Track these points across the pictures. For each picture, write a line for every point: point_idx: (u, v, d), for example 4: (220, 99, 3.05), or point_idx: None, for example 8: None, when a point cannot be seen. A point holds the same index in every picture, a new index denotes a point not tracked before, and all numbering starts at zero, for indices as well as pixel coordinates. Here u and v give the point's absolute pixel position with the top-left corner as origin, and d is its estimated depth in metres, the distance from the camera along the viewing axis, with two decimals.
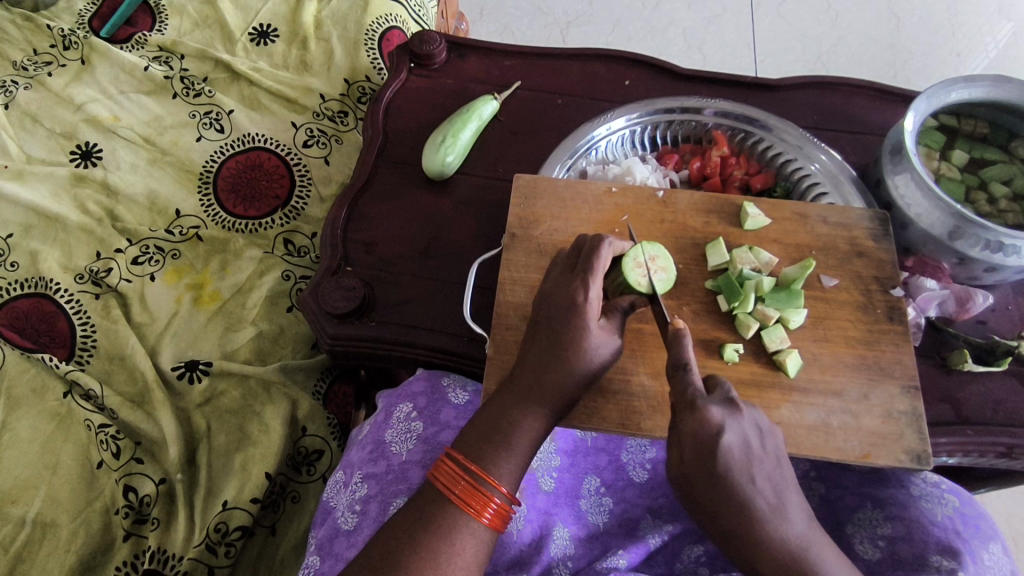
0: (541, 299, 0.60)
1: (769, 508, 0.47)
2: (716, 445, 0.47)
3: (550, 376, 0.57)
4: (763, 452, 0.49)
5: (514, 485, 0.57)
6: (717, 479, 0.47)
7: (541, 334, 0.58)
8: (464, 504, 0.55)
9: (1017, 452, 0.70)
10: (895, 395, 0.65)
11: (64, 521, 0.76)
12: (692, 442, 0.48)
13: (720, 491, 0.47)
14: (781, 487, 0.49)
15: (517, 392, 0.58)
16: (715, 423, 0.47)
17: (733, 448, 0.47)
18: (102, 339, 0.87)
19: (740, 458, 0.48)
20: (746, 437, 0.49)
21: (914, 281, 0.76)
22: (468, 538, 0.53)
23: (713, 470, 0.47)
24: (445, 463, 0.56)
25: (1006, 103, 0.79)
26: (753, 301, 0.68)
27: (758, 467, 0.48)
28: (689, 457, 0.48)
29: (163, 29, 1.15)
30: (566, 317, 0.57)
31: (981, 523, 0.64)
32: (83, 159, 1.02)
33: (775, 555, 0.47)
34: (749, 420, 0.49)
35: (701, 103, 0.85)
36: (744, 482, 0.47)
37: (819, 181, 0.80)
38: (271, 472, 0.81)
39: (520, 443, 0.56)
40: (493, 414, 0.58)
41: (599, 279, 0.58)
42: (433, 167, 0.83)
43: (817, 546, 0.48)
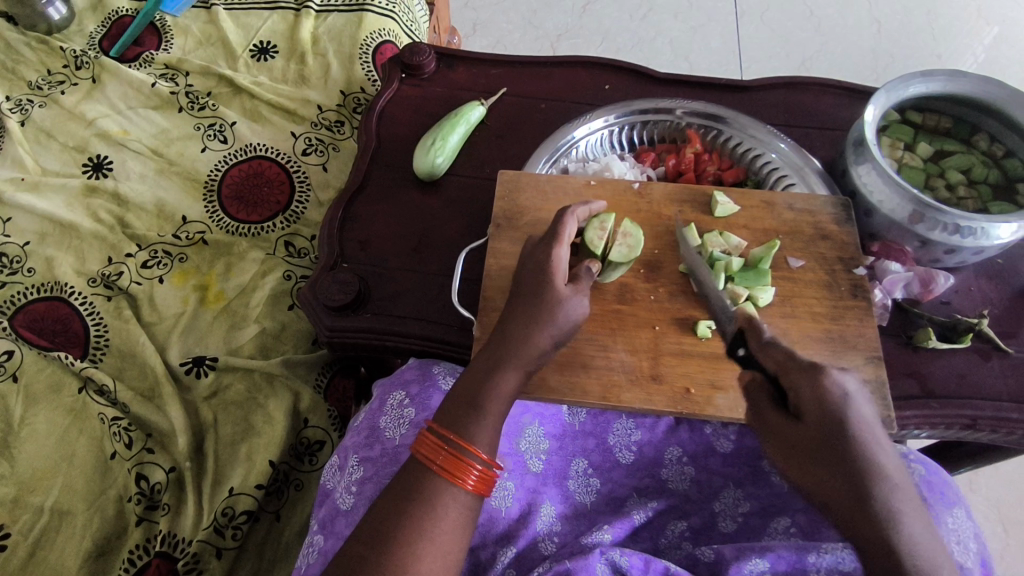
0: (520, 267, 0.67)
1: (897, 483, 0.50)
2: (840, 405, 0.52)
3: (521, 330, 0.62)
4: (880, 431, 0.53)
5: (492, 451, 0.60)
6: (847, 438, 0.51)
7: (516, 296, 0.65)
8: (447, 474, 0.57)
9: (981, 423, 0.73)
10: (859, 365, 0.69)
11: (80, 509, 0.81)
12: (814, 406, 0.53)
13: (852, 454, 0.50)
14: (902, 474, 0.51)
15: (490, 351, 0.62)
16: (840, 387, 0.53)
17: (857, 414, 0.52)
18: (114, 337, 0.92)
19: (865, 428, 0.52)
20: (864, 411, 0.53)
21: (880, 265, 0.80)
22: (451, 505, 0.56)
23: (834, 417, 0.52)
24: (426, 438, 0.59)
25: (964, 95, 0.84)
26: (724, 280, 0.72)
27: (882, 445, 0.52)
28: (813, 423, 0.53)
29: (169, 48, 1.22)
30: (538, 274, 0.64)
31: (945, 489, 0.68)
32: (94, 170, 1.07)
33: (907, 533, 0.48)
34: (866, 395, 0.55)
35: (671, 104, 0.90)
36: (872, 451, 0.51)
37: (786, 172, 0.86)
38: (275, 459, 0.86)
39: (493, 402, 0.60)
40: (472, 375, 0.62)
41: (565, 242, 0.67)
42: (423, 168, 0.89)
43: (931, 536, 0.48)
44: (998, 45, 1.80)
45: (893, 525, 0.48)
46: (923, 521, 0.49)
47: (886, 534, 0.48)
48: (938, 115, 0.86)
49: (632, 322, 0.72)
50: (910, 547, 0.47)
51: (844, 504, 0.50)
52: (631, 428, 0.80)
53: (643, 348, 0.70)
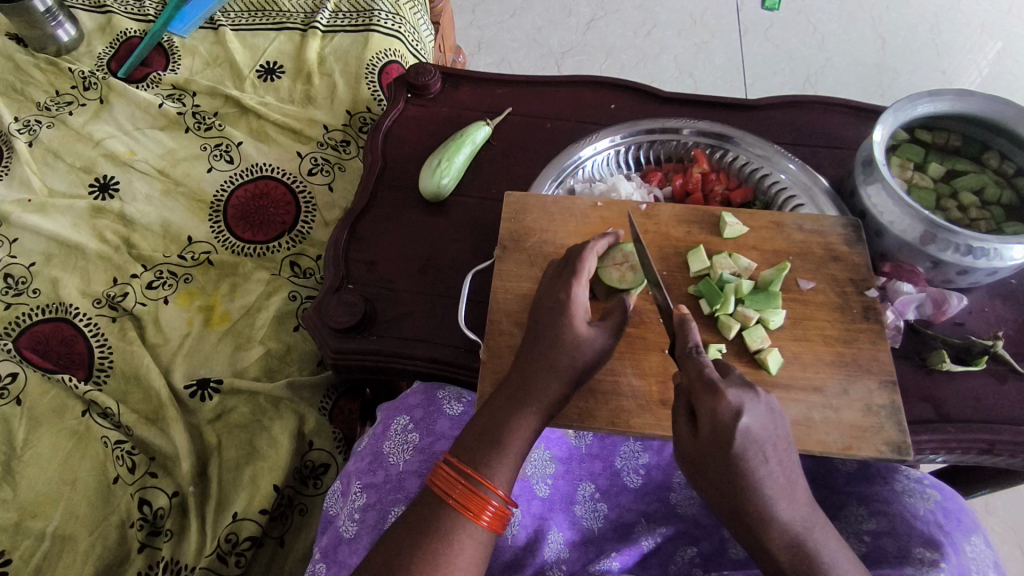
0: (536, 302, 0.65)
1: (778, 489, 0.52)
2: (734, 428, 0.51)
3: (541, 372, 0.61)
4: (776, 436, 0.53)
5: (509, 486, 0.59)
6: (732, 460, 0.51)
7: (533, 336, 0.63)
8: (463, 507, 0.57)
9: (998, 447, 0.72)
10: (874, 390, 0.68)
11: (82, 535, 0.80)
12: (708, 422, 0.52)
13: (732, 474, 0.51)
14: (787, 472, 0.53)
15: (511, 392, 0.61)
16: (733, 406, 0.51)
17: (751, 431, 0.51)
18: (118, 359, 0.92)
19: (755, 443, 0.51)
20: (763, 422, 0.52)
21: (892, 286, 0.79)
22: (467, 540, 0.56)
23: (730, 451, 0.51)
24: (442, 469, 0.59)
25: (973, 114, 0.83)
26: (734, 303, 0.71)
27: (771, 451, 0.52)
28: (705, 439, 0.52)
29: (177, 68, 1.23)
30: (555, 315, 0.62)
31: (962, 517, 0.66)
32: (100, 191, 1.07)
33: (781, 537, 0.51)
34: (767, 409, 0.53)
35: (678, 124, 0.90)
36: (758, 466, 0.51)
37: (794, 193, 0.85)
38: (279, 484, 0.84)
39: (513, 442, 0.59)
40: (490, 414, 0.61)
41: (585, 280, 0.64)
42: (429, 189, 0.88)
43: (816, 529, 0.52)
44: (1003, 60, 1.80)
45: (768, 533, 0.51)
46: (803, 511, 0.52)
47: (765, 535, 0.52)
48: (948, 134, 0.85)
49: (641, 346, 0.71)
50: (784, 547, 0.51)
51: (725, 507, 0.53)
52: (638, 451, 0.79)
53: (653, 372, 0.69)
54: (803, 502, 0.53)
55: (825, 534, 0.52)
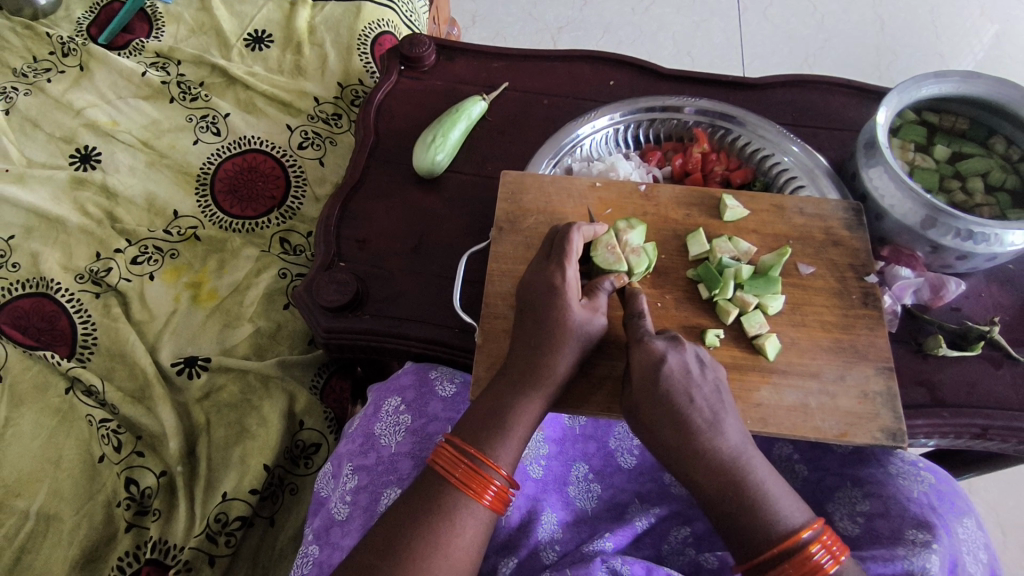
0: (523, 285, 0.63)
1: (706, 424, 0.54)
2: (660, 368, 0.56)
3: (542, 354, 0.60)
4: (702, 379, 0.56)
5: (512, 467, 0.58)
6: (659, 397, 0.55)
7: (529, 317, 0.61)
8: (465, 487, 0.56)
9: (990, 433, 0.72)
10: (870, 376, 0.67)
11: (67, 514, 0.78)
12: (639, 368, 0.57)
13: (661, 408, 0.55)
14: (717, 407, 0.55)
15: (512, 376, 0.60)
16: (658, 351, 0.56)
17: (675, 372, 0.56)
18: (103, 336, 0.89)
19: (681, 380, 0.55)
20: (687, 364, 0.57)
21: (890, 270, 0.78)
22: (468, 519, 0.55)
23: (655, 389, 0.55)
24: (444, 449, 0.58)
25: (977, 96, 0.83)
26: (733, 288, 0.70)
27: (698, 390, 0.55)
28: (637, 384, 0.57)
29: (160, 35, 1.18)
30: (549, 300, 0.60)
31: (956, 500, 0.67)
32: (82, 162, 1.04)
33: (711, 465, 0.53)
34: (697, 359, 0.57)
35: (681, 102, 0.88)
36: (683, 402, 0.55)
37: (795, 175, 0.83)
38: (269, 463, 0.83)
39: (518, 426, 0.58)
40: (492, 401, 0.60)
41: (574, 261, 0.63)
42: (425, 166, 0.86)
43: (750, 458, 0.54)
44: (1000, 44, 1.78)
45: (702, 458, 0.53)
46: (735, 441, 0.54)
47: (698, 468, 0.54)
48: (954, 117, 0.84)
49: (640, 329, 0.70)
50: (714, 476, 0.53)
51: (662, 446, 0.55)
52: (632, 432, 0.79)
53: None
54: (739, 439, 0.55)
55: (760, 462, 0.54)
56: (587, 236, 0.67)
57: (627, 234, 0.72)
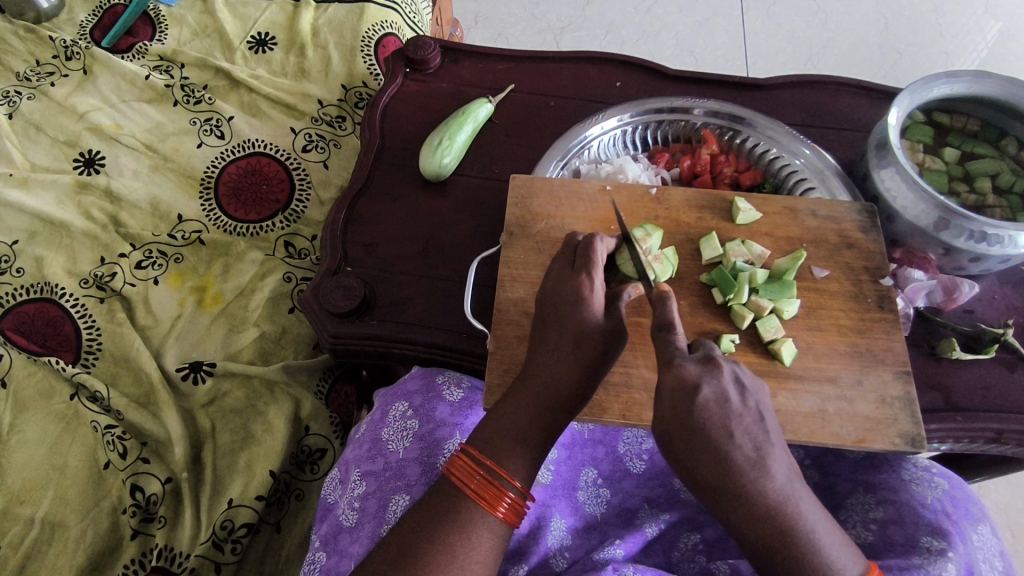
0: (544, 293, 0.63)
1: (750, 467, 0.45)
2: (693, 400, 0.46)
3: (564, 365, 0.58)
4: (744, 408, 0.47)
5: (527, 479, 0.57)
6: (693, 433, 0.46)
7: (550, 325, 0.60)
8: (479, 498, 0.55)
9: (1006, 437, 0.71)
10: (888, 380, 0.67)
11: (72, 522, 0.78)
12: (670, 398, 0.47)
13: (697, 448, 0.46)
14: (762, 446, 0.46)
15: (534, 386, 0.58)
16: (691, 379, 0.47)
17: (711, 403, 0.46)
18: (107, 342, 0.89)
19: (718, 414, 0.46)
20: (727, 393, 0.47)
21: (903, 273, 0.77)
22: (483, 533, 0.54)
23: (689, 424, 0.46)
24: (459, 459, 0.57)
25: (989, 96, 0.82)
26: (747, 292, 0.69)
27: (739, 425, 0.46)
28: (668, 414, 0.47)
29: (163, 38, 1.18)
30: (573, 308, 0.59)
31: (970, 506, 0.66)
32: (86, 166, 1.03)
33: (758, 517, 0.46)
34: (737, 381, 0.48)
35: (689, 103, 0.87)
36: (723, 440, 0.46)
37: (805, 176, 0.83)
38: (275, 470, 0.83)
39: (532, 438, 0.57)
40: (511, 410, 0.58)
41: (599, 271, 0.62)
42: (431, 169, 0.85)
43: (798, 502, 0.46)
44: (1006, 42, 1.77)
45: (745, 507, 0.45)
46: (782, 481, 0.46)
47: (736, 515, 0.46)
48: (965, 118, 0.83)
49: (653, 335, 0.69)
50: (759, 529, 0.46)
51: (701, 488, 0.47)
52: (641, 436, 0.79)
53: None
54: (788, 482, 0.46)
55: (808, 502, 0.47)
56: (608, 248, 0.66)
57: (645, 245, 0.71)
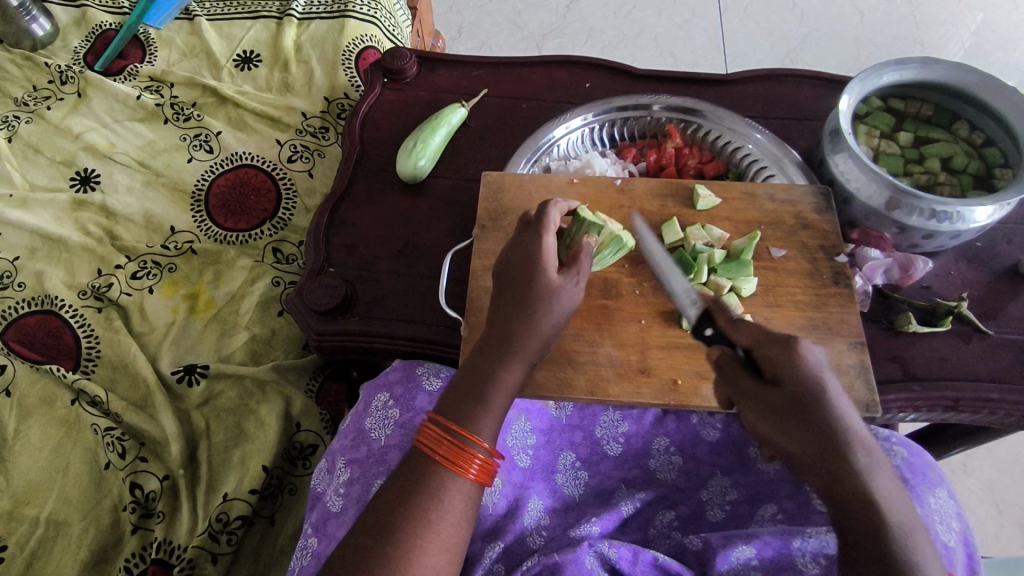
0: (504, 261, 0.67)
1: (853, 437, 0.54)
2: (815, 375, 0.55)
3: (523, 322, 0.62)
4: (837, 387, 0.55)
5: (492, 439, 0.61)
6: (818, 404, 0.54)
7: (509, 289, 0.65)
8: (450, 464, 0.58)
9: (963, 405, 0.74)
10: (843, 350, 0.70)
11: (75, 520, 0.82)
12: (786, 373, 0.55)
13: (821, 419, 0.54)
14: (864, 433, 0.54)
15: (492, 345, 0.63)
16: (809, 357, 0.55)
17: (822, 379, 0.55)
18: (105, 349, 0.93)
19: (827, 389, 0.55)
20: (823, 373, 0.56)
21: (859, 252, 0.81)
22: (456, 494, 0.58)
23: (808, 397, 0.54)
24: (428, 428, 0.60)
25: (938, 82, 0.85)
26: (707, 272, 0.73)
27: (837, 400, 0.55)
28: (789, 390, 0.55)
29: (153, 60, 1.23)
30: (527, 266, 0.64)
31: (928, 471, 0.69)
32: (82, 184, 1.08)
33: (852, 485, 0.52)
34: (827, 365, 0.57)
35: (650, 100, 0.91)
36: (840, 410, 0.54)
37: (764, 163, 0.86)
38: (268, 464, 0.86)
39: (497, 396, 0.61)
40: (472, 371, 0.62)
41: (553, 232, 0.67)
42: (407, 171, 0.89)
43: (881, 474, 0.53)
44: (980, 31, 1.81)
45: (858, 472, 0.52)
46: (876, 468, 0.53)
47: (854, 481, 0.52)
48: (920, 104, 0.87)
49: (619, 317, 0.72)
50: (858, 497, 0.52)
51: (817, 459, 0.54)
52: (617, 419, 0.81)
53: (630, 341, 0.70)
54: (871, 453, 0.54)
55: (891, 480, 0.53)
56: (562, 210, 0.71)
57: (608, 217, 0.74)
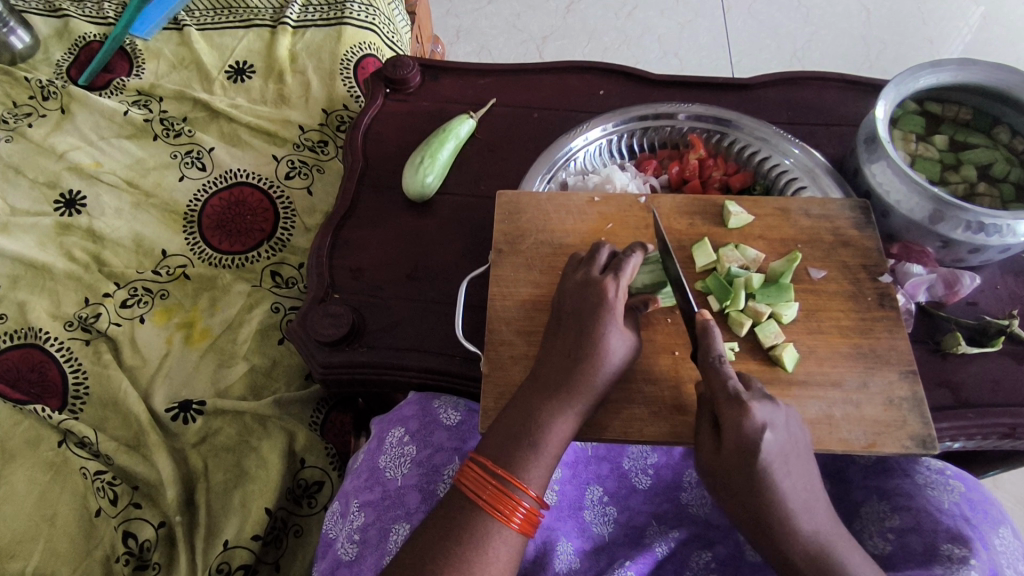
0: (560, 299, 0.62)
1: (799, 505, 0.51)
2: (758, 446, 0.50)
3: (582, 367, 0.57)
4: (790, 450, 0.52)
5: (541, 489, 0.55)
6: (758, 477, 0.50)
7: (567, 330, 0.60)
8: (493, 508, 0.53)
9: (1020, 432, 0.69)
10: (894, 381, 0.64)
11: (63, 574, 0.76)
12: (731, 434, 0.51)
13: (758, 490, 0.50)
14: (807, 493, 0.52)
15: (543, 388, 0.58)
16: (758, 421, 0.50)
17: (774, 447, 0.50)
18: (95, 385, 0.87)
19: (776, 457, 0.50)
20: (782, 442, 0.52)
21: (902, 268, 0.75)
22: (501, 545, 0.52)
23: (754, 469, 0.50)
24: (470, 468, 0.55)
25: (978, 82, 0.80)
26: (744, 298, 0.67)
27: (791, 466, 0.51)
28: (728, 457, 0.52)
29: (141, 73, 1.17)
30: (596, 309, 0.59)
31: (989, 508, 0.63)
32: (67, 207, 1.02)
33: (803, 550, 0.50)
34: (784, 425, 0.52)
35: (672, 108, 0.86)
36: (781, 478, 0.51)
37: (796, 175, 0.81)
38: (271, 507, 0.81)
39: (549, 447, 0.55)
40: (518, 413, 0.57)
41: (626, 280, 0.60)
42: (414, 189, 0.84)
43: (838, 543, 0.51)
44: (991, 26, 1.76)
45: (794, 538, 0.50)
46: (822, 525, 0.51)
47: (788, 549, 0.51)
48: (958, 107, 0.82)
49: (650, 348, 0.66)
50: (807, 560, 0.50)
51: (746, 525, 0.52)
52: (646, 450, 0.76)
53: (664, 375, 0.65)
54: (824, 515, 0.52)
55: (849, 546, 0.51)
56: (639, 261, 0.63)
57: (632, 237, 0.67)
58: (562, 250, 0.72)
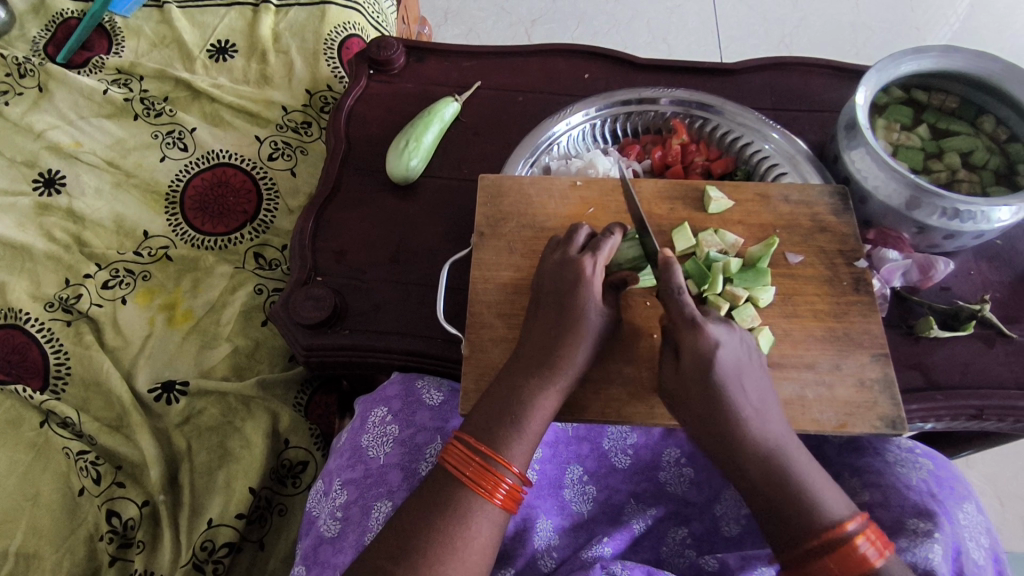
0: (539, 279, 0.63)
1: (753, 412, 0.52)
2: (713, 359, 0.51)
3: (563, 346, 0.58)
4: (747, 365, 0.54)
5: (524, 465, 0.56)
6: (713, 388, 0.51)
7: (547, 309, 0.60)
8: (476, 485, 0.54)
9: (987, 413, 0.71)
10: (866, 363, 0.66)
11: (47, 553, 0.77)
12: (689, 354, 0.52)
13: (714, 401, 0.52)
14: (762, 410, 0.53)
15: (527, 367, 0.58)
16: (713, 339, 0.52)
17: (727, 361, 0.52)
18: (76, 366, 0.87)
19: (731, 369, 0.52)
20: (738, 355, 0.53)
21: (877, 253, 0.76)
22: (483, 521, 0.53)
23: (710, 380, 0.51)
24: (454, 446, 0.56)
25: (961, 69, 0.81)
26: (722, 282, 0.68)
27: (747, 379, 0.53)
28: (686, 372, 0.53)
29: (121, 51, 1.15)
30: (574, 287, 0.59)
31: (955, 484, 0.65)
32: (46, 186, 1.01)
33: (758, 455, 0.52)
34: (738, 341, 0.54)
35: (655, 94, 0.86)
36: (736, 391, 0.52)
37: (776, 160, 0.82)
38: (255, 486, 0.81)
39: (533, 424, 0.56)
40: (502, 392, 0.58)
41: (602, 260, 0.61)
42: (397, 171, 0.84)
43: (792, 453, 0.52)
44: (976, 14, 1.77)
45: (748, 439, 0.52)
46: (776, 433, 0.53)
47: (743, 460, 0.52)
48: (943, 96, 0.82)
49: (628, 330, 0.67)
50: (762, 466, 0.52)
51: (703, 432, 0.53)
52: (625, 431, 0.77)
53: (642, 357, 0.66)
54: (779, 426, 0.53)
55: (805, 459, 0.53)
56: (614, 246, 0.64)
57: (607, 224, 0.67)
58: (544, 233, 0.73)
